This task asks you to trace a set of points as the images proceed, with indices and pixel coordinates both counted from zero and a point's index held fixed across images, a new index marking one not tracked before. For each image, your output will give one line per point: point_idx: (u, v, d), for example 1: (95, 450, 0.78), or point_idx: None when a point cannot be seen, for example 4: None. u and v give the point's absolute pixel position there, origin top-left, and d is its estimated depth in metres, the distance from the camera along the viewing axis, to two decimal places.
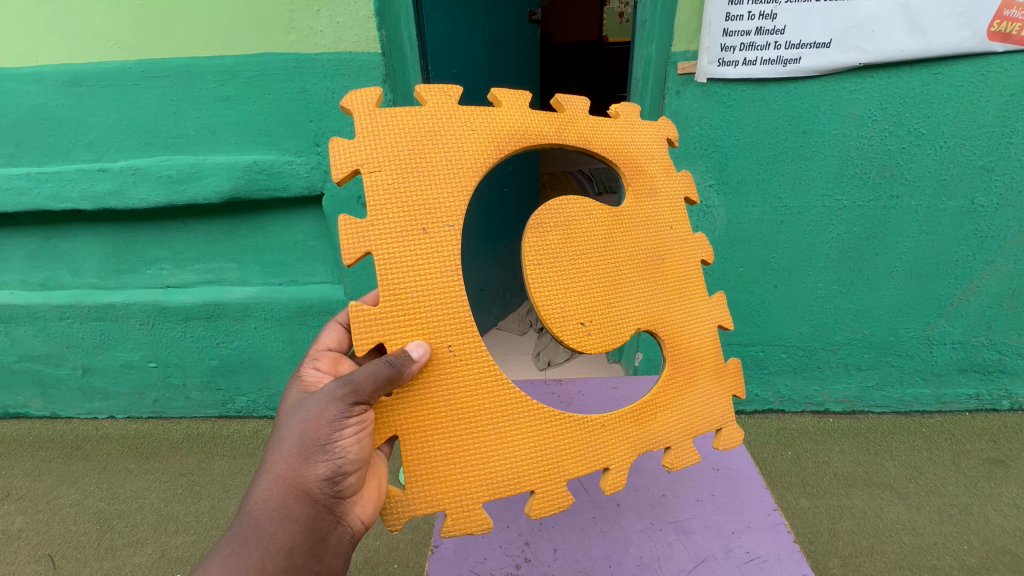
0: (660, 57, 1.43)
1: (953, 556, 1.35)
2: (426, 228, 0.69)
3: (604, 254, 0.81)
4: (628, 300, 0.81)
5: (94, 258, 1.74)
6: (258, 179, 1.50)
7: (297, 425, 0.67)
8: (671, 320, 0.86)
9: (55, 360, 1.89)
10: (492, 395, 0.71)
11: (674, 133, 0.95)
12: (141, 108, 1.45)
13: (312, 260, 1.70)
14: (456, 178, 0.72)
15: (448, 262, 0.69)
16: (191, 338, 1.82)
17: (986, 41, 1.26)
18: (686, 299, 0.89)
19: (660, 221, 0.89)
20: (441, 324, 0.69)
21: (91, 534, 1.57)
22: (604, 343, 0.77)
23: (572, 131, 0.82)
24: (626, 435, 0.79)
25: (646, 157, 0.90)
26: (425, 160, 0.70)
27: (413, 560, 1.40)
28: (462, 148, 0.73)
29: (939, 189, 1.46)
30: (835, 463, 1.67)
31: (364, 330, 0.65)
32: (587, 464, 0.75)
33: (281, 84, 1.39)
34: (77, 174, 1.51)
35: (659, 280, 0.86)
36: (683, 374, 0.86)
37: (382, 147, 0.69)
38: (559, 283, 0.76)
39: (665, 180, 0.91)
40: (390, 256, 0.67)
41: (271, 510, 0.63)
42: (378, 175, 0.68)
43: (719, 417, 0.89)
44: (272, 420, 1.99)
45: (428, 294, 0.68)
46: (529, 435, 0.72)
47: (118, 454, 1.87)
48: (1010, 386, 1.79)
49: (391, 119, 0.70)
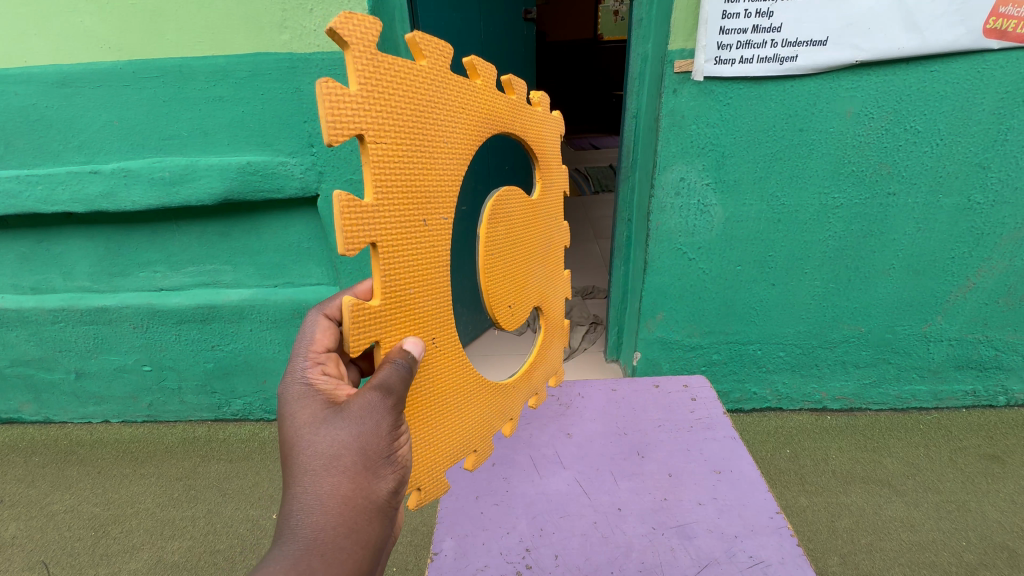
0: (656, 56, 1.42)
1: (951, 553, 1.36)
2: (425, 218, 0.60)
3: (524, 236, 0.80)
4: (538, 277, 0.85)
5: (86, 261, 1.72)
6: (251, 180, 1.48)
7: (354, 440, 0.61)
8: (556, 292, 0.94)
9: (48, 364, 1.87)
10: (458, 376, 0.71)
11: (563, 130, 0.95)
12: (132, 109, 1.43)
13: (307, 261, 1.69)
14: (454, 162, 0.63)
15: (441, 254, 0.64)
16: (185, 341, 1.81)
17: (983, 37, 1.26)
18: (560, 272, 0.95)
19: (552, 206, 0.90)
20: (428, 318, 0.64)
21: (86, 539, 1.55)
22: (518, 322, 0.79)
23: (521, 119, 0.78)
24: (524, 391, 0.88)
25: (548, 150, 0.88)
26: (427, 135, 0.59)
27: (412, 562, 1.40)
28: (458, 126, 0.64)
29: (936, 186, 1.46)
30: (833, 461, 1.67)
31: (364, 330, 0.55)
32: (506, 416, 0.83)
33: (274, 84, 1.38)
34: (68, 176, 1.49)
35: (548, 258, 0.89)
36: (553, 337, 0.95)
37: (387, 109, 0.53)
38: (495, 264, 0.73)
39: (556, 176, 0.90)
40: (394, 250, 0.56)
41: (341, 535, 0.58)
42: (382, 147, 0.53)
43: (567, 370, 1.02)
44: (268, 423, 1.97)
45: (422, 289, 0.62)
46: (478, 404, 0.75)
47: (112, 459, 1.85)
48: (1006, 382, 1.80)
49: (392, 71, 0.53)
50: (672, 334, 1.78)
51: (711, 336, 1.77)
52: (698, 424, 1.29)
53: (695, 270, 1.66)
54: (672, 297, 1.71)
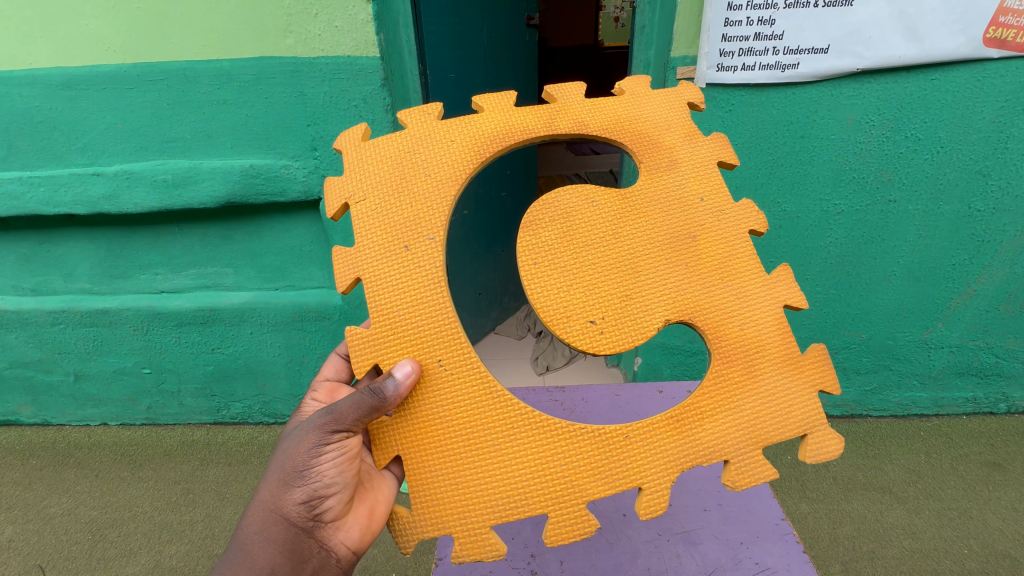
0: (659, 62, 1.45)
1: (953, 560, 1.37)
2: (409, 243, 0.74)
3: (612, 244, 0.78)
4: (648, 290, 0.76)
5: (88, 263, 1.72)
6: (254, 184, 1.48)
7: (282, 452, 0.74)
8: (711, 309, 0.77)
9: (47, 366, 1.87)
10: (490, 410, 0.70)
11: (695, 95, 0.87)
12: (136, 112, 1.44)
13: (308, 265, 1.69)
14: (438, 190, 0.77)
15: (430, 273, 0.73)
16: (185, 344, 1.80)
17: (983, 47, 1.26)
18: (732, 280, 0.78)
19: (686, 192, 0.82)
20: (429, 339, 0.71)
21: (84, 543, 1.55)
22: (624, 340, 0.73)
23: (564, 119, 0.84)
24: (662, 448, 0.71)
25: (655, 125, 0.86)
26: (406, 179, 0.77)
27: (411, 568, 1.41)
28: (442, 160, 0.79)
29: (936, 194, 1.47)
30: (834, 467, 1.66)
31: (359, 353, 0.71)
32: (612, 484, 0.69)
33: (278, 88, 1.38)
34: (71, 178, 1.49)
35: (692, 260, 0.78)
36: (743, 371, 0.75)
37: (368, 171, 0.78)
38: (556, 277, 0.76)
39: (689, 147, 0.85)
40: (378, 274, 0.73)
41: (255, 533, 0.70)
42: (366, 201, 0.76)
43: (797, 421, 0.74)
44: (267, 426, 1.96)
45: (413, 311, 0.72)
46: (533, 450, 0.70)
47: (110, 462, 1.84)
48: (1007, 390, 1.80)
49: (374, 150, 0.80)
50: (673, 339, 1.77)
51: None
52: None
53: None
54: None
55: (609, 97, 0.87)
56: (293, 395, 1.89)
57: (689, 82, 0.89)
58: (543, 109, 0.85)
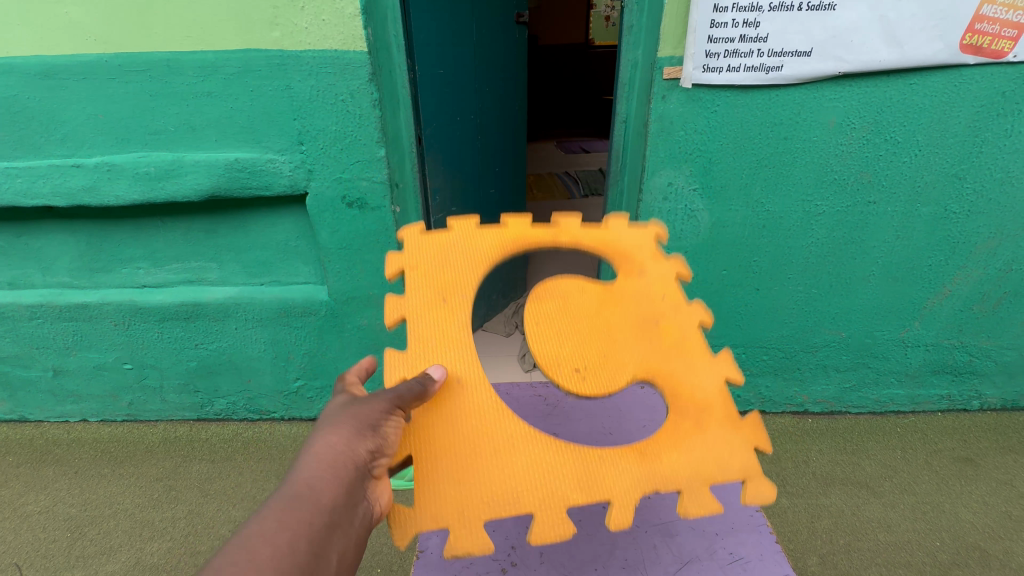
0: (646, 62, 1.41)
1: (925, 553, 1.42)
2: (448, 300, 0.87)
3: (590, 316, 0.88)
4: (619, 357, 0.84)
5: (67, 256, 1.69)
6: (239, 177, 1.47)
7: (343, 408, 0.67)
8: (667, 372, 0.83)
9: (25, 362, 1.83)
10: (499, 423, 0.76)
11: (662, 228, 1.01)
12: (118, 103, 1.41)
13: (295, 260, 1.67)
14: (474, 269, 0.92)
15: (461, 323, 0.85)
16: (168, 339, 1.78)
17: (959, 53, 1.30)
18: (687, 353, 0.85)
19: (654, 293, 0.92)
20: (458, 365, 0.81)
21: (62, 541, 1.53)
22: (597, 385, 0.80)
23: (564, 235, 0.99)
24: (629, 472, 0.73)
25: (633, 243, 0.99)
26: (451, 262, 0.93)
27: (397, 563, 1.44)
28: (478, 249, 0.94)
29: (913, 196, 1.50)
30: (814, 462, 1.71)
31: (394, 366, 0.78)
32: (586, 497, 0.70)
33: (264, 81, 1.37)
34: (50, 170, 1.47)
35: (653, 337, 0.86)
36: (692, 420, 0.78)
37: (418, 247, 0.94)
38: (547, 335, 0.86)
39: (654, 263, 0.96)
40: (419, 321, 0.85)
41: (318, 467, 0.58)
42: (416, 270, 0.91)
43: (742, 467, 0.74)
44: (252, 422, 1.95)
45: (444, 343, 0.83)
46: (529, 459, 0.73)
47: (90, 458, 1.82)
48: (980, 387, 1.85)
49: (428, 241, 0.95)
50: None
51: None
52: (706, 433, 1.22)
53: None
54: None
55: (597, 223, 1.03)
56: (279, 391, 1.88)
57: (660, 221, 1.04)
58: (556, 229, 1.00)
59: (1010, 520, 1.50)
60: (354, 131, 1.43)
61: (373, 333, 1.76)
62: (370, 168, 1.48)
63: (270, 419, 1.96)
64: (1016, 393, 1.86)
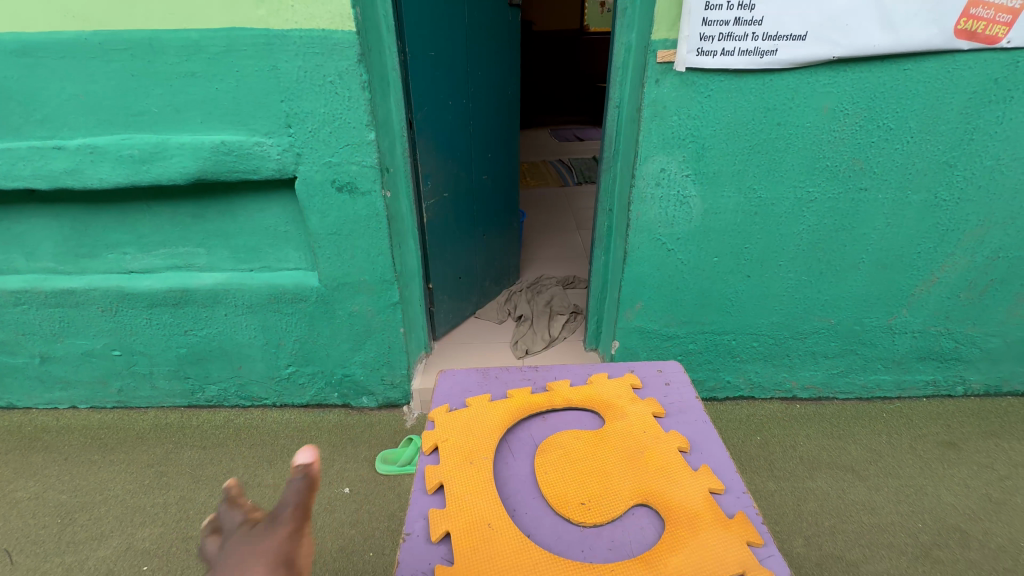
0: (641, 45, 1.41)
1: (907, 534, 1.45)
2: (478, 402, 1.02)
3: (582, 443, 0.93)
4: (609, 485, 0.85)
5: (50, 241, 1.66)
6: (226, 161, 1.44)
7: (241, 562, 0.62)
8: (657, 491, 0.84)
9: (10, 348, 1.81)
10: (494, 523, 0.79)
11: (636, 380, 1.09)
12: (99, 83, 1.37)
13: (284, 246, 1.65)
14: (502, 384, 1.09)
15: (486, 421, 0.98)
16: (157, 326, 1.76)
17: (953, 38, 1.29)
18: (670, 471, 0.87)
19: (632, 427, 0.97)
20: (478, 442, 0.92)
21: (52, 527, 1.53)
22: (602, 512, 0.81)
23: (578, 370, 1.14)
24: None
25: (615, 393, 1.06)
26: (486, 380, 1.11)
27: (389, 547, 1.46)
28: (507, 376, 1.12)
29: (904, 183, 1.51)
30: (801, 447, 1.74)
31: (431, 436, 0.94)
32: None
33: (249, 61, 1.34)
34: (30, 152, 1.43)
35: (635, 457, 0.90)
36: (686, 526, 0.78)
37: (444, 422, 0.98)
38: (548, 476, 0.87)
39: (631, 405, 1.02)
40: (451, 420, 0.98)
41: None
42: (456, 383, 1.10)
43: (738, 560, 0.73)
44: (243, 409, 1.95)
45: (469, 433, 0.95)
46: (527, 563, 0.73)
47: (79, 445, 1.81)
48: (964, 373, 1.88)
49: (468, 371, 1.14)
50: (650, 324, 1.80)
51: (688, 327, 1.80)
52: (706, 419, 1.00)
53: (674, 261, 1.67)
54: (650, 288, 1.72)
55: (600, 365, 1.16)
56: (270, 377, 1.88)
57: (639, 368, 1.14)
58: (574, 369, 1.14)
59: (990, 502, 1.54)
60: (343, 114, 1.40)
61: (365, 320, 1.75)
62: (360, 153, 1.46)
63: (262, 406, 1.95)
64: (999, 379, 1.90)
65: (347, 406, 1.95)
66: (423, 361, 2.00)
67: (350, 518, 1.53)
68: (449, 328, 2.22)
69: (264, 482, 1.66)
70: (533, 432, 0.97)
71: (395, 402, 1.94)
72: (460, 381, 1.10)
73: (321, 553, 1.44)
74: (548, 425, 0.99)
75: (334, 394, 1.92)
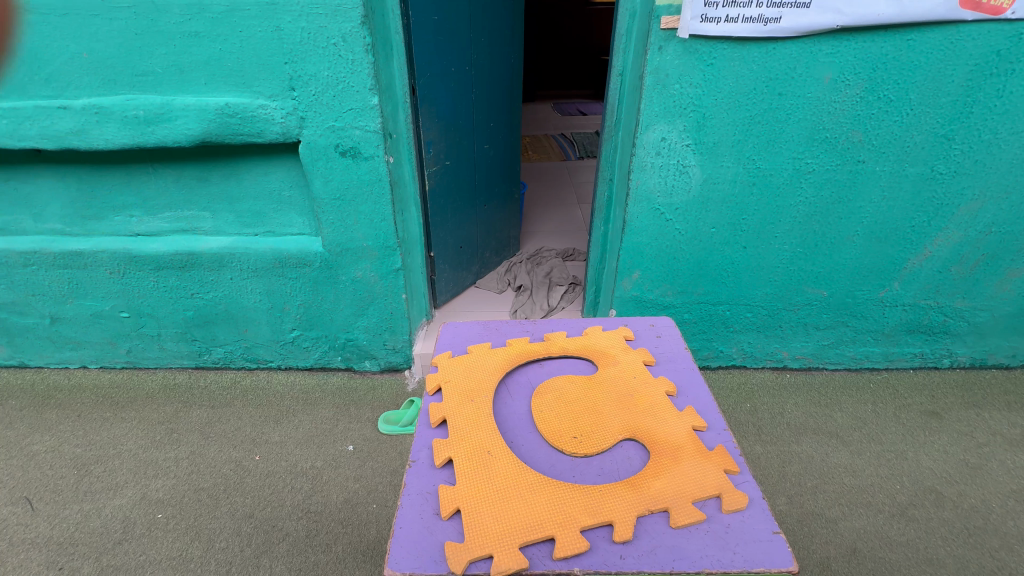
0: (644, 11, 1.37)
1: (886, 494, 1.53)
2: (476, 351, 1.06)
3: (575, 387, 0.98)
4: (600, 423, 0.90)
5: (58, 202, 1.68)
6: (230, 123, 1.45)
7: None
8: (643, 428, 0.89)
9: (21, 308, 1.85)
10: (496, 451, 0.83)
11: (628, 331, 1.14)
12: (103, 41, 1.37)
13: (288, 211, 1.67)
14: (499, 336, 1.13)
15: (485, 367, 1.02)
16: (164, 288, 1.80)
17: (957, 8, 1.29)
18: (656, 410, 0.93)
19: (622, 373, 1.02)
20: (477, 385, 0.97)
21: (69, 478, 1.60)
22: (593, 444, 0.86)
23: (573, 324, 1.17)
24: (625, 501, 0.76)
25: (608, 343, 1.10)
26: (486, 331, 1.15)
27: (390, 500, 1.54)
28: (504, 329, 1.16)
29: (902, 155, 1.52)
30: (788, 414, 1.81)
31: (434, 377, 0.99)
32: (590, 512, 0.75)
33: (253, 21, 1.33)
34: (36, 111, 1.44)
35: (624, 398, 0.95)
36: (668, 456, 0.83)
37: (446, 366, 1.03)
38: (544, 413, 0.92)
39: (622, 353, 1.07)
40: (453, 365, 1.03)
41: None
42: (455, 335, 1.13)
43: (715, 484, 0.79)
44: (250, 371, 2.00)
45: (468, 377, 0.99)
46: (525, 485, 0.78)
47: (92, 403, 1.87)
48: (951, 347, 1.93)
49: (468, 324, 1.18)
50: (646, 293, 1.84)
51: (684, 297, 1.84)
52: (693, 367, 1.04)
53: (672, 231, 1.70)
54: (648, 257, 1.75)
55: (595, 320, 1.19)
56: (276, 341, 1.93)
57: (633, 321, 1.18)
58: (569, 322, 1.18)
59: (966, 467, 1.61)
60: (346, 78, 1.41)
61: (367, 286, 1.79)
62: (363, 117, 1.47)
63: (267, 368, 2.01)
64: (985, 352, 1.95)
65: (350, 370, 2.01)
66: (425, 327, 2.04)
67: (354, 473, 1.61)
68: (450, 296, 2.26)
69: (271, 439, 1.73)
70: (531, 376, 1.02)
71: (397, 367, 1.99)
72: (462, 332, 1.15)
73: (327, 504, 1.52)
74: (545, 370, 1.04)
75: (337, 358, 1.97)
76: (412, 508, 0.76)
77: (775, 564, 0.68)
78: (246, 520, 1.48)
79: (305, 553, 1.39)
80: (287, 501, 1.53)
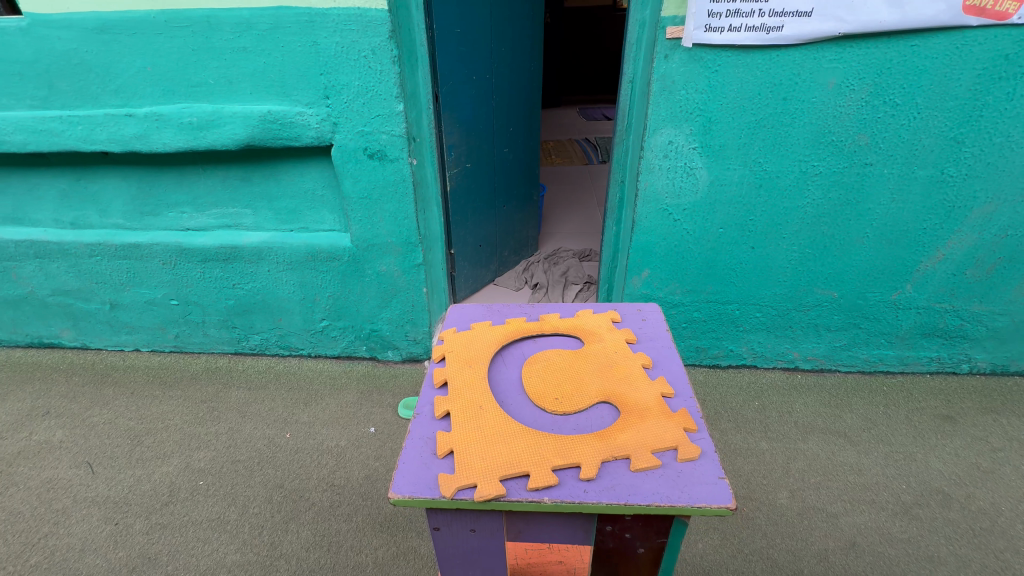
0: (651, 22, 1.45)
1: (890, 492, 1.54)
2: (478, 328, 1.16)
3: (561, 357, 1.07)
4: (579, 388, 0.99)
5: (121, 200, 1.88)
6: (271, 128, 1.61)
7: None
8: (617, 392, 0.97)
9: (86, 295, 2.06)
10: (487, 405, 0.93)
11: (615, 313, 1.22)
12: (164, 57, 1.55)
13: (320, 208, 1.82)
14: (500, 316, 1.23)
15: (485, 341, 1.12)
16: (209, 279, 1.98)
17: (963, 14, 1.32)
18: (631, 378, 1.00)
19: (605, 348, 1.10)
20: (476, 355, 1.07)
21: (124, 446, 1.78)
22: (571, 404, 0.95)
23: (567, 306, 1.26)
24: (593, 448, 0.85)
25: (596, 323, 1.18)
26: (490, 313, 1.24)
27: None
28: (505, 311, 1.25)
29: (910, 157, 1.54)
30: (797, 413, 1.83)
31: (440, 348, 1.10)
32: (560, 455, 0.83)
33: (294, 37, 1.48)
34: (106, 119, 1.63)
35: (604, 367, 1.04)
36: (636, 415, 0.91)
37: (451, 339, 1.13)
38: (531, 379, 1.02)
39: (608, 331, 1.15)
40: (456, 339, 1.13)
41: None
42: (461, 316, 1.24)
43: (674, 438, 0.86)
44: (283, 358, 2.17)
45: (468, 348, 1.09)
46: (508, 434, 0.87)
47: (144, 382, 2.07)
48: (970, 351, 1.91)
49: (473, 307, 1.27)
50: (655, 291, 1.90)
51: (693, 295, 1.89)
52: (671, 345, 1.11)
53: (680, 231, 1.76)
54: (657, 255, 1.82)
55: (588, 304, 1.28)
56: (307, 329, 2.08)
57: (622, 305, 1.26)
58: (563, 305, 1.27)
59: (978, 470, 1.60)
60: (375, 87, 1.54)
61: (391, 280, 1.92)
62: (390, 123, 1.60)
63: (299, 355, 2.16)
64: (1006, 359, 1.92)
65: (374, 359, 2.15)
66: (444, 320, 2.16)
67: (375, 452, 1.73)
68: (469, 292, 2.37)
69: (301, 419, 1.87)
70: (524, 350, 1.12)
71: (417, 356, 2.12)
72: (468, 313, 1.24)
73: (349, 478, 1.64)
74: (538, 345, 1.13)
75: (362, 348, 2.11)
76: (414, 448, 0.86)
77: (717, 502, 0.75)
78: (277, 489, 1.62)
79: (329, 521, 1.52)
80: (314, 474, 1.66)
